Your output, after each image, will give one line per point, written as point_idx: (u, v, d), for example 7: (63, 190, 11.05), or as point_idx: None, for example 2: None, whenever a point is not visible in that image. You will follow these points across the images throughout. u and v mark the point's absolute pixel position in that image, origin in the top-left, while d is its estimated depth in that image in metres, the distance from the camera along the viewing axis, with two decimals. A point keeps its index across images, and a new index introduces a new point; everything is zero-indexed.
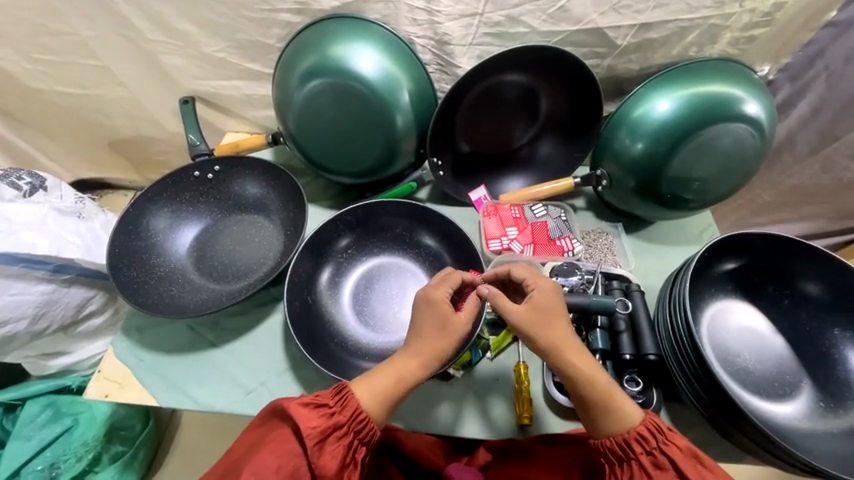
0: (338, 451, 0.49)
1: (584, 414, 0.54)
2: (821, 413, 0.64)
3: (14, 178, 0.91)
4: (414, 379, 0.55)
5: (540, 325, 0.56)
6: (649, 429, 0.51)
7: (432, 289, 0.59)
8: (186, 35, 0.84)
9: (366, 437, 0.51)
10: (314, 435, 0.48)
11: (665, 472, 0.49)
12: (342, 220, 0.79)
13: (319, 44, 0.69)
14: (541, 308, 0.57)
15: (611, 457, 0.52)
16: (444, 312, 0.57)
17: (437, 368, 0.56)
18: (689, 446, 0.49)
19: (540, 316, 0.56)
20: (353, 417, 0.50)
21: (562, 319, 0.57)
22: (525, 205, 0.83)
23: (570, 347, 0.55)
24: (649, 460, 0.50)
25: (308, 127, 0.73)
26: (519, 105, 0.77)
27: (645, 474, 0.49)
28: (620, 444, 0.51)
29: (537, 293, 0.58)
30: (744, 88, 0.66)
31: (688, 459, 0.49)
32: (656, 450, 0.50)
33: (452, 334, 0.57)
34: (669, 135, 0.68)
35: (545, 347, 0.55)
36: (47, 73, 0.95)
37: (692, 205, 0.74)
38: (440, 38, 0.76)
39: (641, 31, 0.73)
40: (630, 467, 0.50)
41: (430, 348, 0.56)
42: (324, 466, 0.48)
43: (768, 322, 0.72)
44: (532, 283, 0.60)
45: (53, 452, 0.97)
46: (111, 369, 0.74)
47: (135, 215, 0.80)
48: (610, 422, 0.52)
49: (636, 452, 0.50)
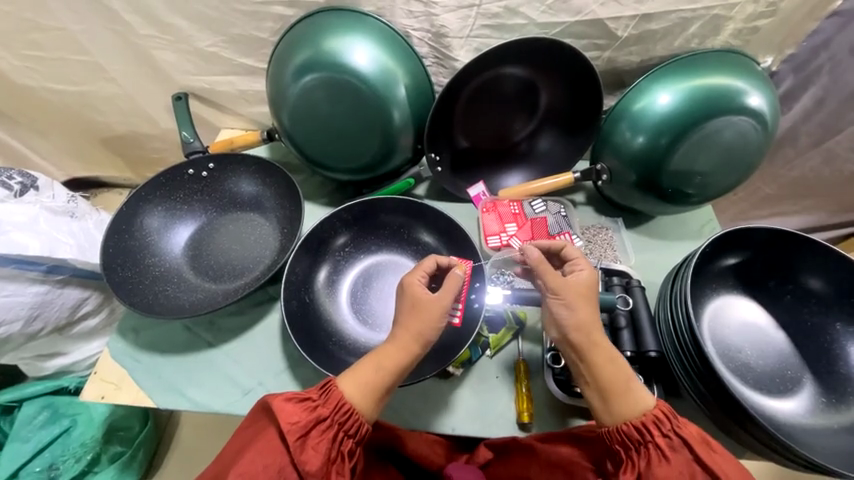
0: (322, 445, 0.48)
1: (599, 398, 0.53)
2: (824, 410, 0.64)
3: (6, 177, 0.89)
4: (397, 365, 0.54)
5: (586, 300, 0.57)
6: (665, 412, 0.50)
7: (408, 278, 0.60)
8: (178, 30, 0.83)
9: (352, 429, 0.50)
10: (296, 431, 0.47)
11: (680, 453, 0.47)
12: (339, 217, 0.78)
13: (314, 37, 0.67)
14: (588, 287, 0.58)
15: (628, 442, 0.50)
16: (414, 294, 0.58)
17: (419, 353, 0.55)
18: (699, 431, 0.49)
19: (583, 294, 0.57)
20: (336, 410, 0.50)
21: (592, 302, 0.57)
22: (524, 201, 0.81)
23: (597, 328, 0.55)
24: (665, 442, 0.48)
25: (304, 122, 0.72)
26: (518, 99, 0.76)
27: (662, 456, 0.48)
28: (637, 427, 0.49)
29: (587, 271, 0.59)
30: (747, 79, 0.65)
31: (700, 444, 0.47)
32: (672, 432, 0.48)
33: (427, 314, 0.56)
34: (671, 127, 0.66)
35: (578, 322, 0.55)
36: (36, 70, 0.94)
37: (693, 199, 0.74)
38: (437, 30, 0.75)
39: (641, 22, 0.72)
40: (648, 450, 0.48)
41: (407, 331, 0.55)
42: (307, 462, 0.46)
43: (769, 317, 0.71)
44: (579, 262, 0.61)
45: (51, 453, 0.96)
46: (106, 370, 0.73)
47: (128, 214, 0.79)
48: (626, 404, 0.51)
49: (653, 434, 0.48)
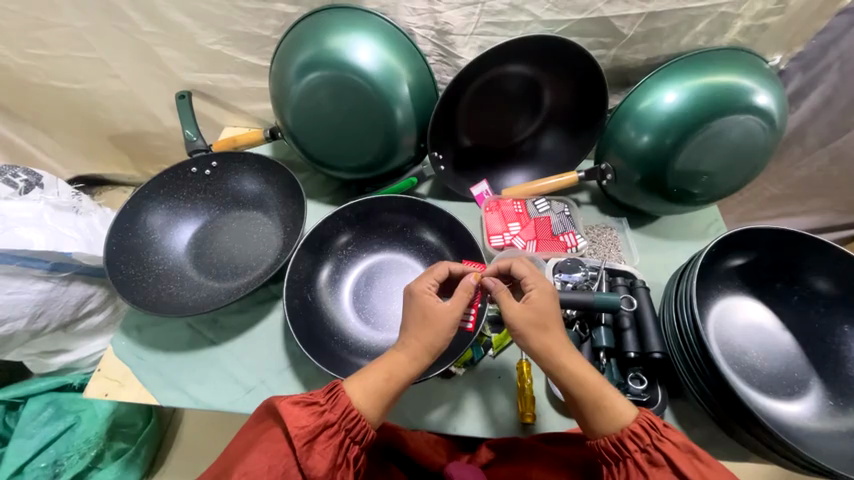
0: (328, 450, 0.47)
1: (579, 415, 0.53)
2: (831, 412, 0.63)
3: (10, 175, 0.89)
4: (406, 375, 0.54)
5: (532, 326, 0.55)
6: (642, 426, 0.49)
7: (417, 283, 0.60)
8: (182, 28, 0.83)
9: (359, 435, 0.50)
10: (303, 435, 0.47)
11: (661, 469, 0.47)
12: (343, 216, 0.78)
13: (316, 34, 0.67)
14: (540, 310, 0.56)
15: (608, 457, 0.50)
16: (424, 303, 0.57)
17: (428, 363, 0.55)
18: (684, 441, 0.48)
19: (533, 318, 0.56)
20: (343, 415, 0.49)
21: (552, 321, 0.56)
22: (528, 200, 0.81)
23: (560, 349, 0.54)
24: (644, 457, 0.48)
25: (306, 121, 0.72)
26: (523, 97, 0.75)
27: (641, 472, 0.47)
28: (614, 443, 0.49)
29: (536, 293, 0.57)
30: (754, 78, 0.64)
31: (685, 458, 0.46)
32: (650, 447, 0.48)
33: (437, 325, 0.55)
34: (676, 127, 0.66)
35: (536, 350, 0.55)
36: (41, 68, 0.94)
37: (699, 199, 0.73)
38: (440, 28, 0.74)
39: (648, 20, 0.71)
40: (626, 466, 0.49)
41: (416, 342, 0.55)
42: (314, 467, 0.46)
43: (776, 318, 0.70)
44: (531, 281, 0.59)
45: (55, 449, 0.96)
46: (110, 367, 0.73)
47: (131, 212, 0.79)
48: (601, 420, 0.51)
49: (630, 450, 0.48)
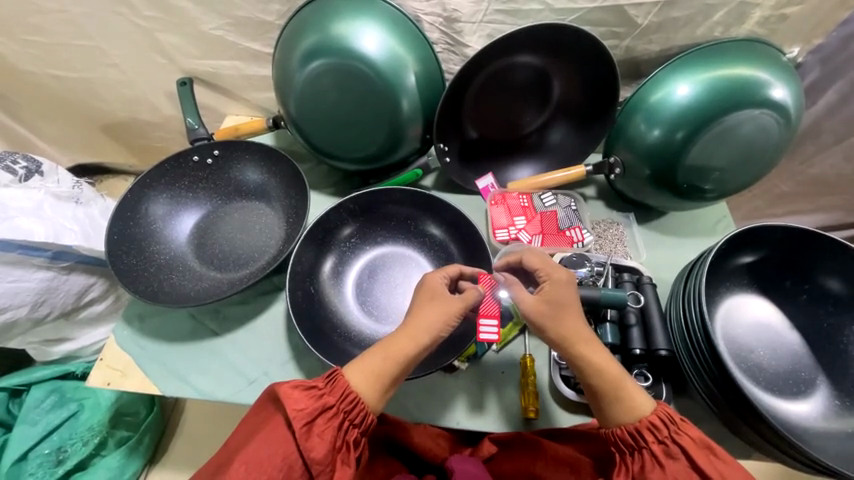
0: (327, 433, 0.46)
1: (595, 405, 0.52)
2: (839, 413, 0.62)
3: (10, 162, 0.89)
4: (405, 355, 0.52)
5: (550, 317, 0.54)
6: (661, 418, 0.48)
7: (430, 275, 0.61)
8: (184, 13, 0.81)
9: (358, 418, 0.49)
10: (302, 417, 0.46)
11: (677, 461, 0.46)
12: (345, 208, 0.77)
13: (322, 21, 0.65)
14: (557, 299, 0.55)
15: (622, 446, 0.49)
16: (433, 289, 0.58)
17: (427, 347, 0.54)
18: (701, 435, 0.47)
19: (548, 309, 0.55)
20: (341, 398, 0.49)
21: (579, 314, 0.56)
22: (534, 193, 0.81)
23: (580, 338, 0.54)
24: (661, 449, 0.47)
25: (311, 110, 0.70)
26: (531, 88, 0.74)
27: (657, 464, 0.46)
28: (631, 433, 0.49)
29: (550, 285, 0.57)
30: (770, 71, 0.63)
31: (700, 450, 0.46)
32: (668, 440, 0.47)
33: (443, 304, 0.56)
34: (689, 120, 0.64)
35: (555, 339, 0.54)
36: (38, 55, 0.93)
37: (709, 195, 0.71)
38: (449, 14, 0.73)
39: (663, 9, 0.69)
40: (642, 456, 0.48)
41: (422, 321, 0.55)
42: (313, 449, 0.45)
43: (782, 316, 0.69)
44: (544, 272, 0.58)
45: (59, 436, 0.95)
46: (114, 356, 0.72)
47: (131, 201, 0.78)
48: (620, 410, 0.50)
49: (648, 441, 0.47)
